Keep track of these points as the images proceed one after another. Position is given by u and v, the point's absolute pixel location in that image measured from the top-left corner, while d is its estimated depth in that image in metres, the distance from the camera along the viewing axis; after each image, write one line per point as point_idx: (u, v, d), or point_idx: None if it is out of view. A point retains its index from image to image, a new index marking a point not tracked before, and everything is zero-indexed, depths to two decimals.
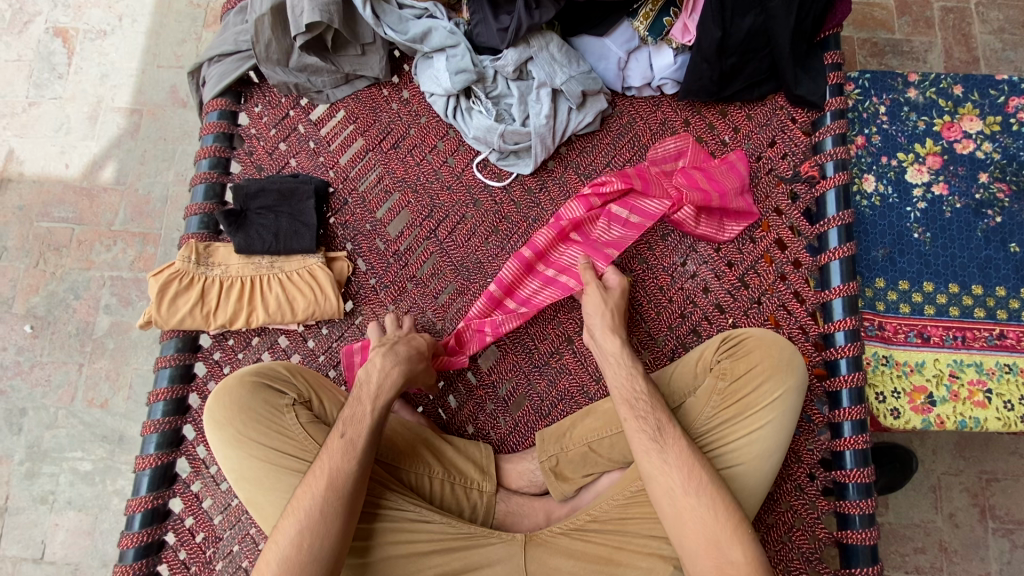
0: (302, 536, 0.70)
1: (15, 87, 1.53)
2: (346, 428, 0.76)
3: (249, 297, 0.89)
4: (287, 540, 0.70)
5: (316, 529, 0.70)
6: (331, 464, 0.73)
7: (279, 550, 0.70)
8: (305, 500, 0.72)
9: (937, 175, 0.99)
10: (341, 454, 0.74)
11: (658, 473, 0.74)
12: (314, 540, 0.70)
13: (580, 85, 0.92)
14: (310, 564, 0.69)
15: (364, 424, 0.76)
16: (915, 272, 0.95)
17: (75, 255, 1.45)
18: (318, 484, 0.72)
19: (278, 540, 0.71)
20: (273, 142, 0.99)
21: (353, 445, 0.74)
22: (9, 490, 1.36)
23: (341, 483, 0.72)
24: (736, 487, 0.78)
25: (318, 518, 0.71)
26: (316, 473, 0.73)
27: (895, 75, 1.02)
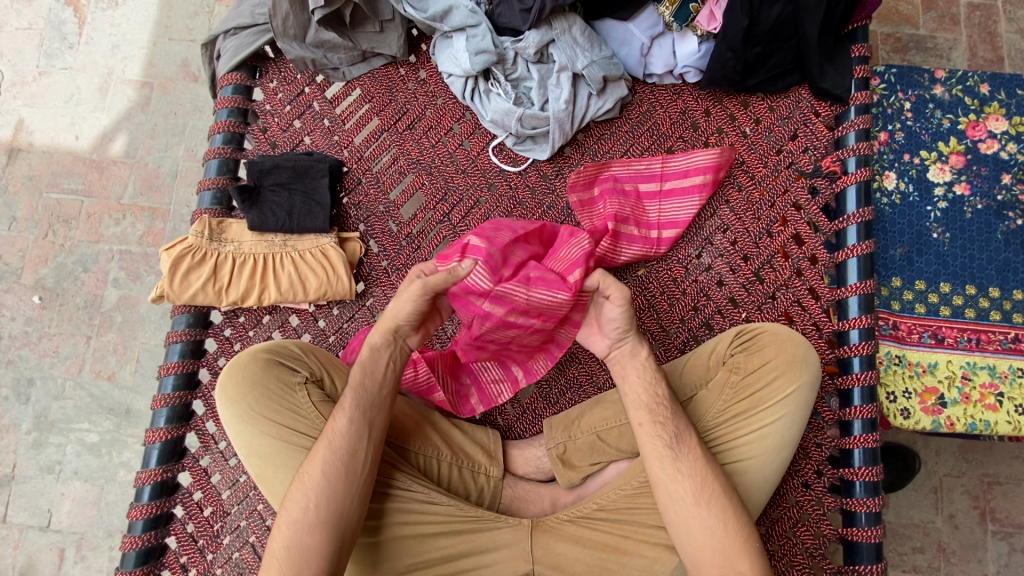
0: (311, 512, 0.71)
1: (26, 56, 1.52)
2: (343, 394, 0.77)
3: (262, 275, 0.89)
4: (299, 505, 0.71)
5: (323, 492, 0.71)
6: (341, 442, 0.73)
7: (289, 525, 0.71)
8: (311, 466, 0.73)
9: (959, 175, 0.97)
10: (340, 420, 0.75)
11: (666, 463, 0.75)
12: (321, 502, 0.71)
13: (601, 70, 0.91)
14: (319, 527, 0.70)
15: (355, 387, 0.76)
16: (932, 272, 0.94)
17: (84, 227, 1.45)
18: (322, 450, 0.73)
19: (289, 505, 0.72)
20: (287, 119, 0.98)
21: (347, 410, 0.75)
22: (16, 459, 1.37)
23: (342, 446, 0.73)
24: (746, 477, 0.78)
25: (321, 482, 0.72)
26: (332, 447, 0.74)
27: (921, 71, 1.00)
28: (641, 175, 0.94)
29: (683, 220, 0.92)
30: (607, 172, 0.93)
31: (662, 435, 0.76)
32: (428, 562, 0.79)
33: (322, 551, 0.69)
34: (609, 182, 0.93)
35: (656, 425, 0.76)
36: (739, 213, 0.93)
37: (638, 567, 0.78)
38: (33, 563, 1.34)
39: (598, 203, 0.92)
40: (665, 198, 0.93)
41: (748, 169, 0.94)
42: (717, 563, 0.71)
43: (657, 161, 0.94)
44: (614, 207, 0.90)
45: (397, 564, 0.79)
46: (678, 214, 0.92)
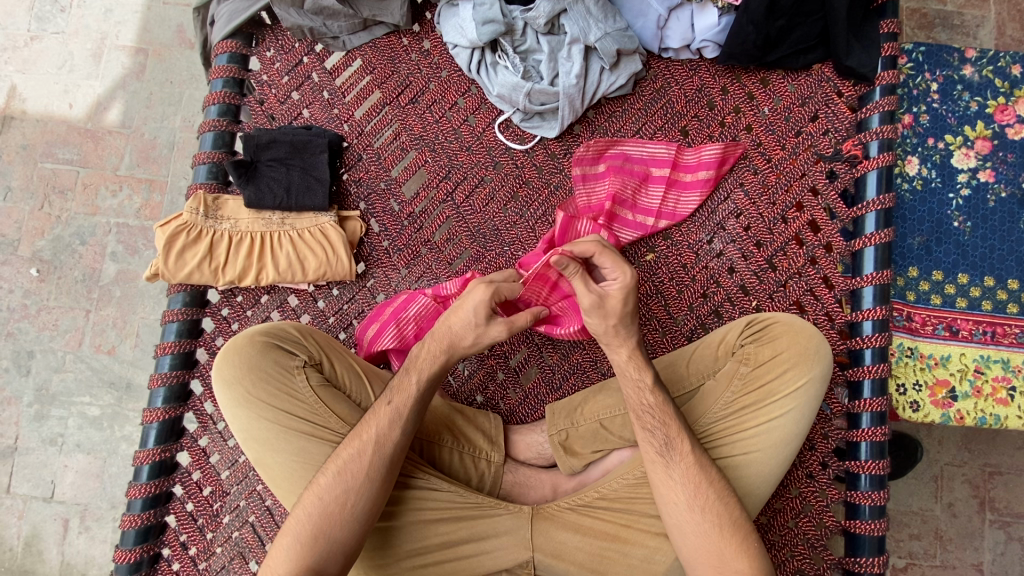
0: (346, 495, 0.70)
1: (17, 19, 1.46)
2: (392, 396, 0.75)
3: (259, 253, 0.86)
4: (329, 499, 0.70)
5: (362, 490, 0.71)
6: (378, 430, 0.73)
7: (320, 504, 0.70)
8: (348, 463, 0.72)
9: (984, 161, 0.93)
10: (389, 422, 0.73)
11: (667, 462, 0.73)
12: (357, 501, 0.71)
13: (615, 43, 0.86)
14: (348, 524, 0.70)
15: (413, 393, 0.75)
16: (950, 262, 0.91)
17: (80, 199, 1.41)
18: (366, 450, 0.72)
19: (320, 495, 0.71)
20: (285, 90, 0.94)
21: (401, 414, 0.74)
22: (19, 430, 1.38)
23: (390, 450, 0.72)
24: (747, 474, 0.77)
25: (363, 481, 0.71)
26: (364, 435, 0.73)
27: (951, 49, 0.95)
28: (654, 157, 0.90)
29: (681, 213, 0.90)
30: (617, 149, 0.90)
31: (652, 442, 0.74)
32: (429, 547, 0.79)
33: (348, 543, 0.70)
34: (617, 159, 0.90)
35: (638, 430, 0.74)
36: (753, 197, 0.90)
37: (638, 557, 0.78)
38: (38, 532, 1.36)
39: (598, 183, 0.90)
40: (669, 187, 0.89)
41: (765, 152, 0.90)
42: (716, 562, 0.71)
43: (670, 147, 0.89)
44: (617, 188, 0.88)
45: (397, 549, 0.78)
46: (676, 206, 0.90)
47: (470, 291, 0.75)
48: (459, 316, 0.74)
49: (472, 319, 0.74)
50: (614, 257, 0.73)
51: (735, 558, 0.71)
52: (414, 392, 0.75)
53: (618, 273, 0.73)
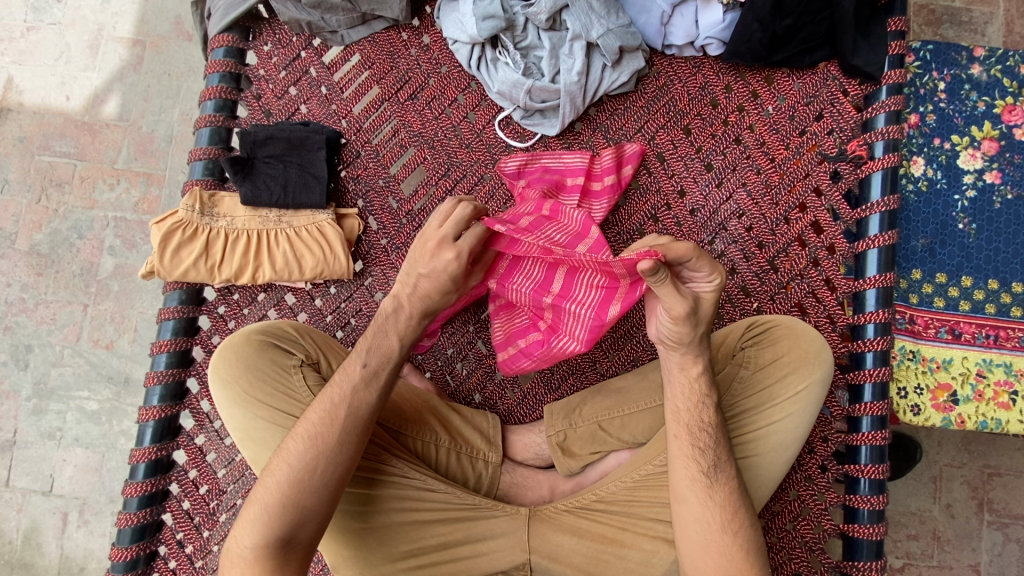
0: (317, 461, 0.68)
1: (13, 10, 1.44)
2: (369, 357, 0.72)
3: (256, 251, 0.85)
4: (300, 466, 0.68)
5: (332, 455, 0.69)
6: (352, 393, 0.71)
7: (288, 471, 0.68)
8: (318, 428, 0.69)
9: (991, 162, 0.92)
10: (365, 385, 0.71)
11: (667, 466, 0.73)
12: (326, 467, 0.68)
13: (618, 39, 0.85)
14: (318, 490, 0.68)
15: (393, 355, 0.72)
16: (954, 265, 0.90)
17: (77, 192, 1.40)
18: (339, 414, 0.70)
19: (287, 461, 0.69)
20: (282, 86, 0.93)
21: (377, 375, 0.72)
22: (17, 424, 1.37)
23: (364, 412, 0.70)
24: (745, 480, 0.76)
25: (334, 446, 0.69)
26: (336, 397, 0.70)
27: (959, 48, 0.93)
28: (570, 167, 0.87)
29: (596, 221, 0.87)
30: (536, 163, 0.88)
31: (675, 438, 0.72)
32: (425, 548, 0.78)
33: (319, 510, 0.68)
34: (537, 173, 0.88)
35: (685, 446, 0.72)
36: (756, 198, 0.89)
37: (635, 560, 0.77)
38: (37, 526, 1.36)
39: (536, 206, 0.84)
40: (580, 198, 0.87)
41: (768, 151, 0.89)
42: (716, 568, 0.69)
43: (584, 156, 0.87)
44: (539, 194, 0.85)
45: (393, 550, 0.77)
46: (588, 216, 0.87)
47: (439, 252, 0.69)
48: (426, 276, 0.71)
49: (449, 285, 0.71)
50: (711, 261, 0.67)
51: (747, 567, 0.70)
52: (395, 353, 0.72)
53: (711, 278, 0.68)
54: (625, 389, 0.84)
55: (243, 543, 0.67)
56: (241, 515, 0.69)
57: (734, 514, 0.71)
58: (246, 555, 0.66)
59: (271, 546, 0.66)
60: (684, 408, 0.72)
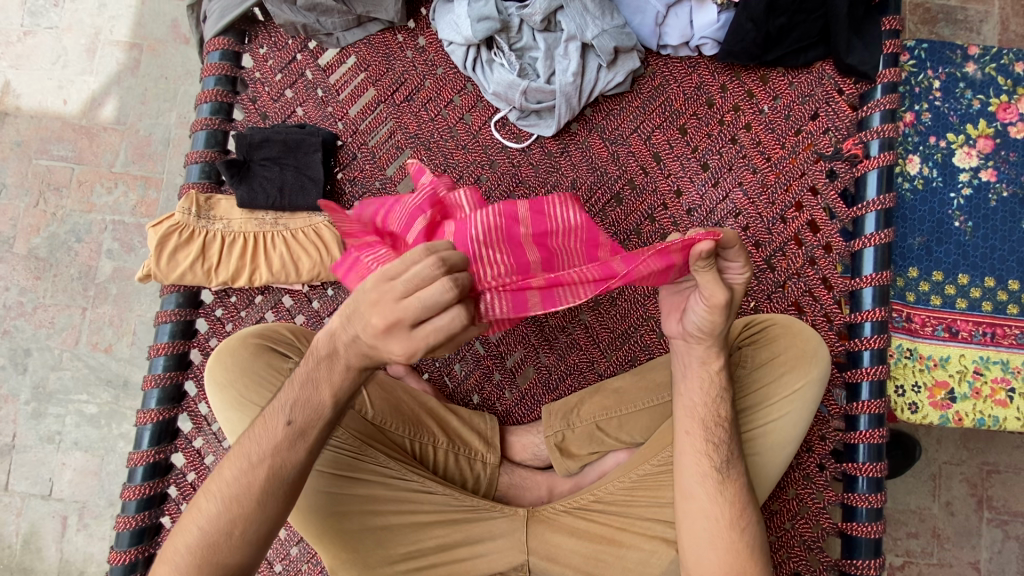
0: (231, 527, 0.64)
1: (10, 14, 1.44)
2: (292, 414, 0.64)
3: (252, 254, 0.85)
4: (213, 528, 0.64)
5: (249, 518, 0.64)
6: (272, 455, 0.64)
7: (201, 534, 0.64)
8: (275, 432, 0.65)
9: (986, 160, 0.92)
10: (288, 446, 0.64)
11: None
12: (279, 470, 0.64)
13: (612, 40, 0.85)
14: (236, 552, 0.64)
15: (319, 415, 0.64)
16: (951, 263, 0.90)
17: (75, 196, 1.40)
18: (256, 476, 0.64)
19: (201, 523, 0.65)
20: (278, 88, 0.93)
21: (301, 436, 0.64)
22: (16, 428, 1.37)
23: (285, 475, 0.65)
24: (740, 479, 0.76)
25: (252, 511, 0.64)
26: (256, 460, 0.64)
27: (954, 46, 0.93)
28: None
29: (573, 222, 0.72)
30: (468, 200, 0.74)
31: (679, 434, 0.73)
32: (422, 551, 0.78)
33: (236, 571, 0.65)
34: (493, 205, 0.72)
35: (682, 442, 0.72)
36: (752, 197, 0.89)
37: (634, 560, 0.77)
38: (37, 530, 1.36)
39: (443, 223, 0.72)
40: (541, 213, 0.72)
41: (764, 150, 0.89)
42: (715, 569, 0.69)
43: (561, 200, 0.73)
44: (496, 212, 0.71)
45: (391, 553, 0.77)
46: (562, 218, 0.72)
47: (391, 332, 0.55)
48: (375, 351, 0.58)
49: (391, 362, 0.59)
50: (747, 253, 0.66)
51: (753, 565, 0.70)
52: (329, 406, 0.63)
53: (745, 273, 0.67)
54: (622, 389, 0.84)
55: None
56: (176, 531, 0.67)
57: (742, 511, 0.71)
58: None
59: None
60: (702, 403, 0.72)
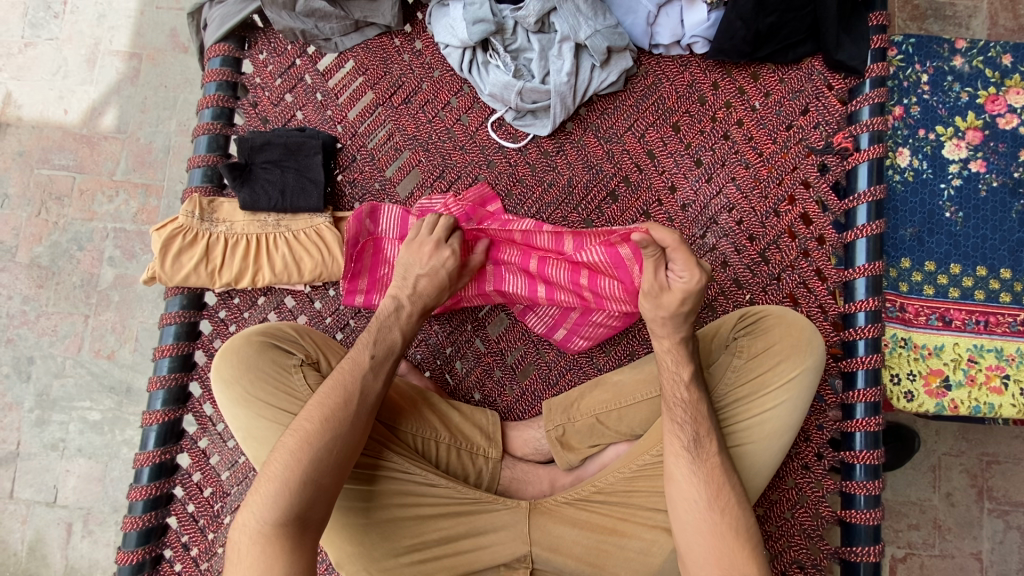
0: (333, 441, 0.70)
1: (11, 26, 1.46)
2: (374, 345, 0.75)
3: (255, 255, 0.86)
4: (316, 444, 0.69)
5: (345, 432, 0.71)
6: (361, 379, 0.73)
7: (310, 450, 0.69)
8: (331, 410, 0.71)
9: (975, 152, 0.93)
10: (372, 371, 0.74)
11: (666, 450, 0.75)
12: (343, 447, 0.70)
13: (605, 40, 0.87)
14: (333, 469, 0.69)
15: (394, 345, 0.76)
16: (943, 253, 0.92)
17: (77, 205, 1.42)
18: (353, 395, 0.72)
19: (308, 442, 0.69)
20: (278, 93, 0.95)
21: (384, 363, 0.75)
22: (20, 436, 1.38)
23: (373, 397, 0.73)
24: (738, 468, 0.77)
25: (348, 429, 0.71)
26: (347, 381, 0.73)
27: (941, 41, 0.95)
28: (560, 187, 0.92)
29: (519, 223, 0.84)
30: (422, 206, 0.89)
31: (675, 422, 0.74)
32: (427, 543, 0.79)
33: (331, 489, 0.70)
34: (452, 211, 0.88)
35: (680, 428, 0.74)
36: (745, 191, 0.90)
37: (636, 550, 0.78)
38: (42, 537, 1.36)
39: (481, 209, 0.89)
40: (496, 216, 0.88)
41: (756, 146, 0.91)
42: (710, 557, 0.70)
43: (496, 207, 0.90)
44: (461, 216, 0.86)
45: (395, 545, 0.78)
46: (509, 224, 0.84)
47: (439, 254, 0.79)
48: (432, 279, 0.78)
49: (446, 282, 0.79)
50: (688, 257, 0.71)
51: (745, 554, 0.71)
52: (397, 346, 0.76)
53: (687, 274, 0.72)
54: (622, 382, 0.85)
55: (260, 520, 0.67)
56: (272, 457, 0.70)
57: (724, 496, 0.72)
58: (264, 531, 0.66)
59: (286, 523, 0.67)
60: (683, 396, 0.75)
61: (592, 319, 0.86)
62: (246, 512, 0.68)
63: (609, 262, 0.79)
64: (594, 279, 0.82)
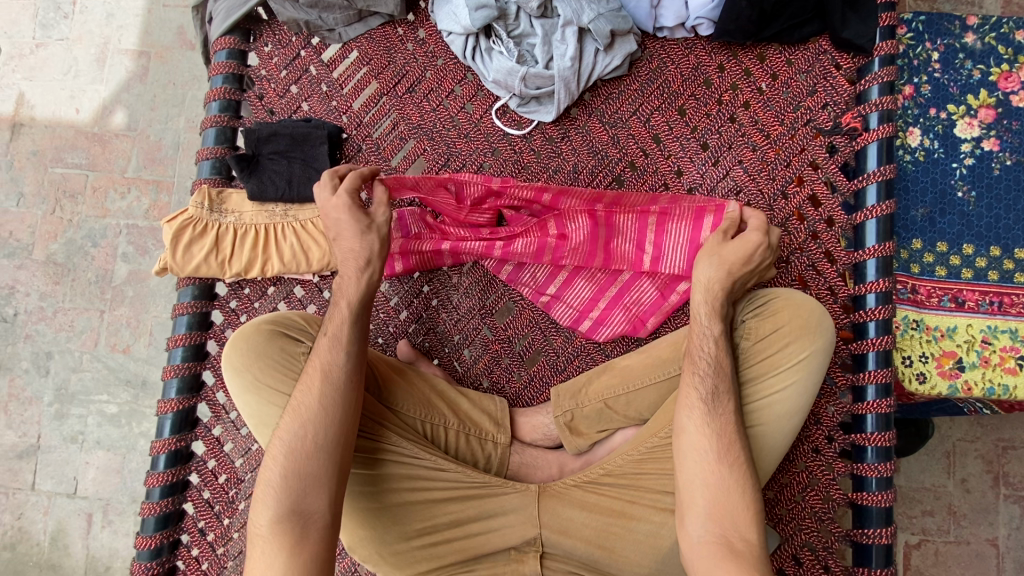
0: (306, 428, 0.71)
1: (22, 27, 1.49)
2: (327, 326, 0.77)
3: (264, 245, 0.87)
4: (292, 436, 0.71)
5: (319, 418, 0.72)
6: (321, 359, 0.74)
7: (284, 444, 0.71)
8: (302, 400, 0.73)
9: (988, 130, 0.92)
10: (329, 349, 0.75)
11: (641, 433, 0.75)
12: (318, 431, 0.71)
13: (609, 23, 0.86)
14: (315, 456, 0.70)
15: (346, 319, 0.76)
16: (955, 233, 0.90)
17: (90, 202, 1.44)
18: (314, 380, 0.73)
19: (281, 437, 0.72)
20: (284, 85, 0.95)
21: (340, 339, 0.75)
22: (40, 429, 1.41)
23: (338, 376, 0.73)
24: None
25: (318, 412, 0.72)
26: (311, 368, 0.74)
27: (952, 18, 0.93)
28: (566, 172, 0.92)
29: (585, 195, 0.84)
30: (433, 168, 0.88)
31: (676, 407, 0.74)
32: (437, 526, 0.80)
33: (323, 475, 0.70)
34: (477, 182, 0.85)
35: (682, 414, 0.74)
36: (753, 173, 0.90)
37: (644, 533, 0.79)
38: (63, 527, 1.40)
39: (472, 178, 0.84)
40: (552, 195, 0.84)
41: (763, 128, 0.90)
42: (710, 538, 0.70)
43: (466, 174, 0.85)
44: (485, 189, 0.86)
45: (406, 529, 0.79)
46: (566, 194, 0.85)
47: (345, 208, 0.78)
48: (354, 233, 0.77)
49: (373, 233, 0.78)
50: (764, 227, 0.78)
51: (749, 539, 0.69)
52: (348, 314, 0.77)
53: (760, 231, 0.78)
54: (631, 366, 0.84)
55: (260, 523, 0.70)
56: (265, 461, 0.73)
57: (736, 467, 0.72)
58: (263, 532, 0.69)
59: (286, 519, 0.69)
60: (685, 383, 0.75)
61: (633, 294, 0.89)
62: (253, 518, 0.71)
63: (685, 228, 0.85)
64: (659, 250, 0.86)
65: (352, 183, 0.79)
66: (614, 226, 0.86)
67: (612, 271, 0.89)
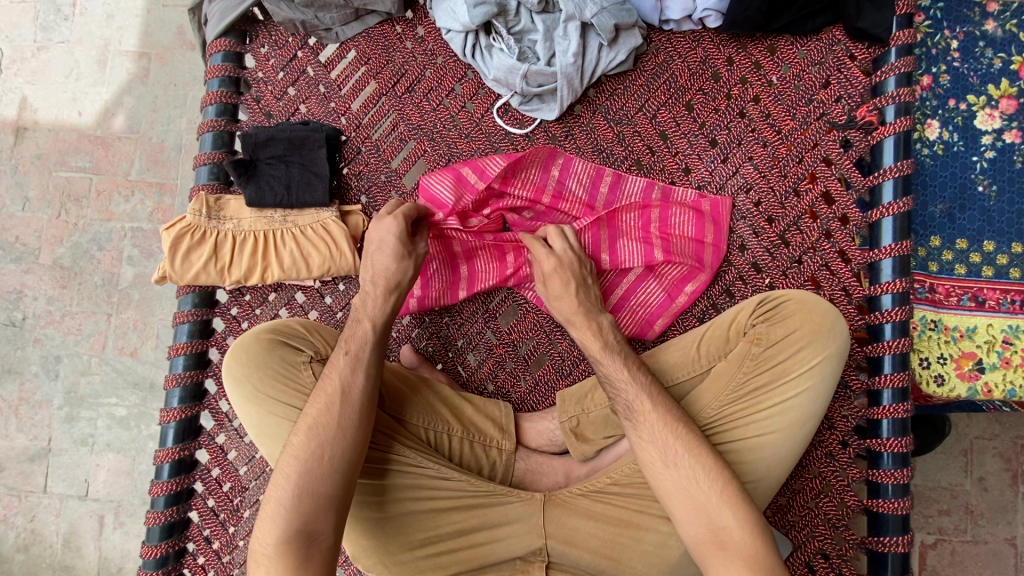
0: (323, 449, 0.70)
1: (22, 30, 1.48)
2: (348, 344, 0.76)
3: (263, 252, 0.86)
4: (306, 455, 0.70)
5: (336, 438, 0.71)
6: (341, 379, 0.74)
7: (296, 464, 0.70)
8: (317, 418, 0.72)
9: (1010, 122, 0.88)
10: (350, 369, 0.74)
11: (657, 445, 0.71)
12: (336, 452, 0.70)
13: (613, 17, 0.83)
14: (330, 477, 0.70)
15: (368, 340, 0.76)
16: (975, 230, 0.87)
17: (95, 206, 1.44)
18: (332, 398, 0.72)
19: (294, 456, 0.71)
20: (281, 87, 0.94)
21: (361, 359, 0.75)
22: (51, 432, 1.42)
23: (357, 397, 0.73)
24: (736, 471, 0.75)
25: (336, 432, 0.71)
26: (328, 387, 0.73)
27: (971, 4, 0.89)
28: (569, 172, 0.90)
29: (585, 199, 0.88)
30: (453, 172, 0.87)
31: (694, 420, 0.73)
32: (441, 536, 0.79)
33: (335, 497, 0.70)
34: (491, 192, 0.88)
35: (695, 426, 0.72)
36: (763, 171, 0.87)
37: (651, 543, 0.77)
38: (76, 529, 1.41)
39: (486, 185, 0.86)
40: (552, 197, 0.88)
41: (774, 123, 0.87)
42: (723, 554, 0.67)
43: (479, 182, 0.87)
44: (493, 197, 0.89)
45: (411, 539, 0.79)
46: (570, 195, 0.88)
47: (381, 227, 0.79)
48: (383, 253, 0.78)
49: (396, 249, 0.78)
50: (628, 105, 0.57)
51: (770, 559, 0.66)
52: (370, 336, 0.77)
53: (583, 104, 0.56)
54: None
55: (265, 544, 0.68)
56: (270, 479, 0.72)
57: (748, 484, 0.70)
58: (269, 555, 0.67)
59: (293, 541, 0.67)
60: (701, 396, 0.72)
61: (639, 295, 0.87)
62: (257, 537, 0.70)
63: (692, 226, 0.85)
64: (668, 249, 0.85)
65: (411, 212, 0.81)
66: (616, 227, 0.86)
67: (618, 270, 0.88)
